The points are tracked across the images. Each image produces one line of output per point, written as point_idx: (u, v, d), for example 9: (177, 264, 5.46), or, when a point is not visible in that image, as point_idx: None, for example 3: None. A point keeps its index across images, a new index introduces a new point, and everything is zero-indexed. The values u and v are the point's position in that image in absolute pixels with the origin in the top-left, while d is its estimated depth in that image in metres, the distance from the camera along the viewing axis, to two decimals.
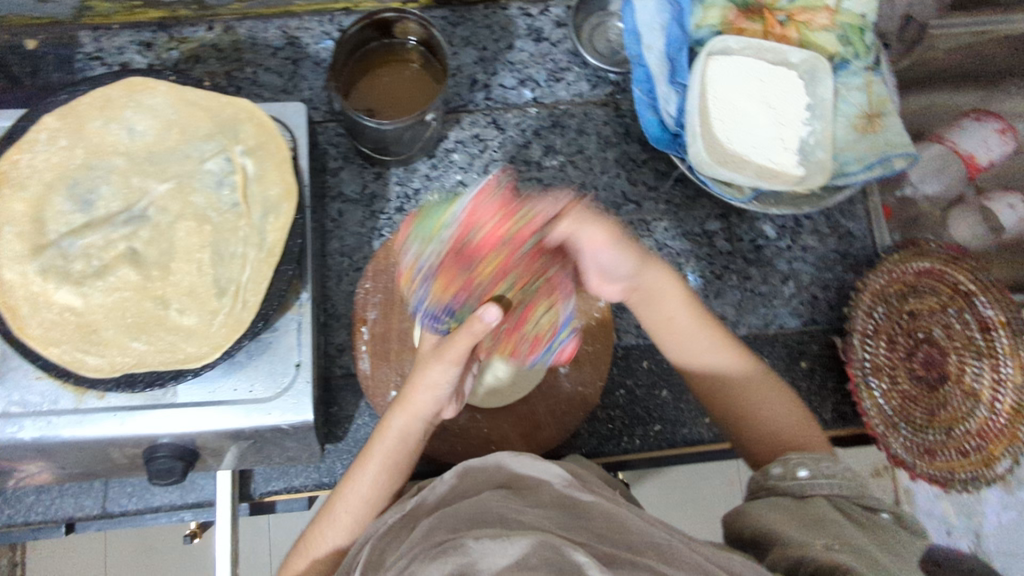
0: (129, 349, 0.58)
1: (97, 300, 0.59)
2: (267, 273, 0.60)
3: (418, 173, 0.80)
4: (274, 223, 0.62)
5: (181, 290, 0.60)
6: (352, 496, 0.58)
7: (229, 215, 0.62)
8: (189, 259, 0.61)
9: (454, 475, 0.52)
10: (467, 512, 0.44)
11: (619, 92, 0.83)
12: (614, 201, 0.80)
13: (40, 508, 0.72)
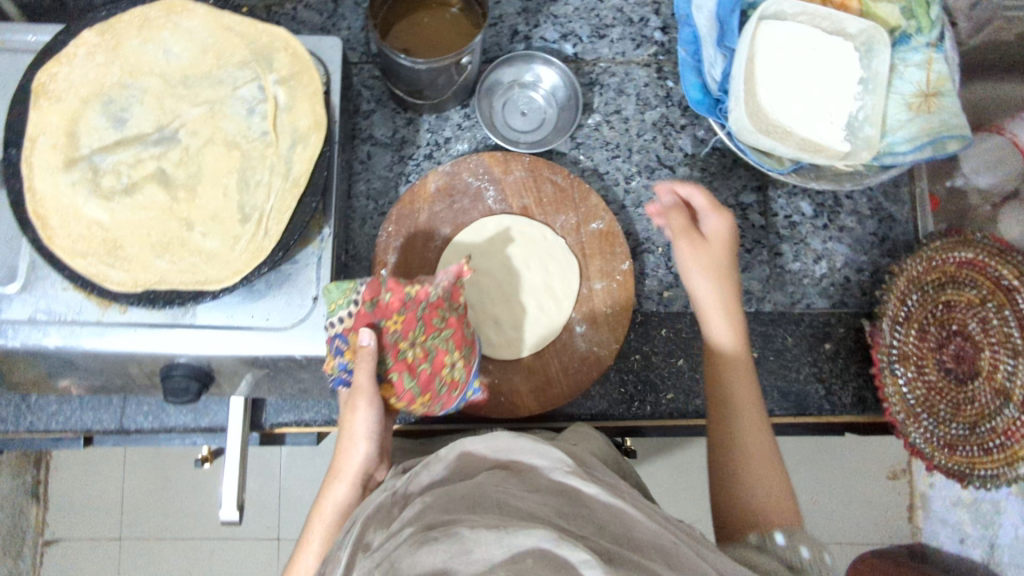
0: (152, 267, 0.59)
1: (123, 216, 0.60)
2: (291, 203, 0.60)
3: (449, 122, 0.78)
4: (301, 154, 0.61)
5: (205, 214, 0.61)
6: (313, 545, 0.56)
7: (258, 143, 0.62)
8: (215, 183, 0.61)
9: (445, 457, 0.49)
10: (462, 498, 0.42)
11: (663, 54, 0.79)
12: (648, 165, 0.77)
13: (61, 418, 0.74)
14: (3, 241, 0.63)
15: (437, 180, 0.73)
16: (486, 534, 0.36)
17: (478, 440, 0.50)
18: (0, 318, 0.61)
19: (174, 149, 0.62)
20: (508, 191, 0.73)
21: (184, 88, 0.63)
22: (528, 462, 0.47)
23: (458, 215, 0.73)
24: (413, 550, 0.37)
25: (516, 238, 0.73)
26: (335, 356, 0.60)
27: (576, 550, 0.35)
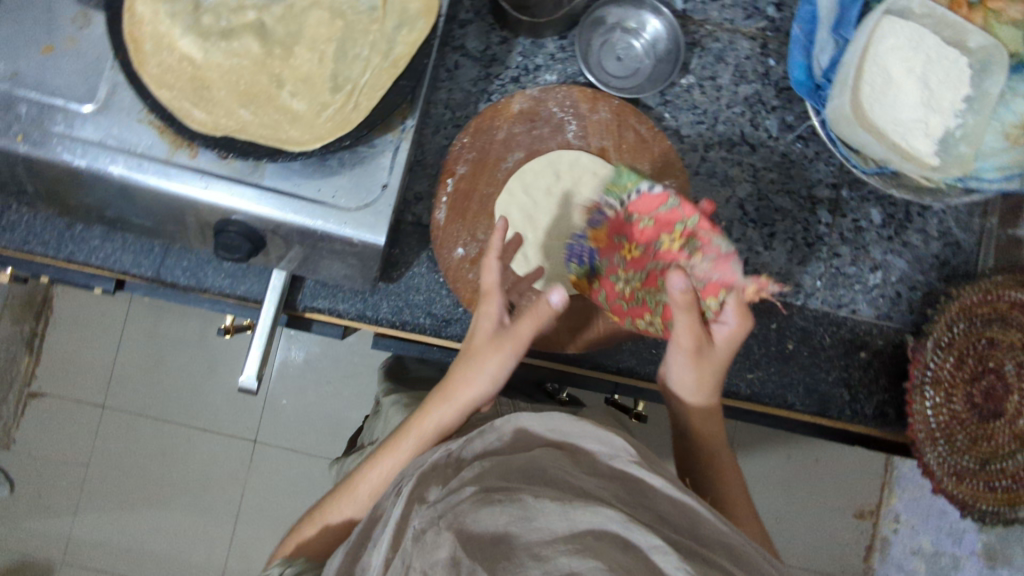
0: (236, 115, 0.58)
1: (216, 58, 0.59)
2: (386, 82, 0.59)
3: (543, 50, 0.76)
4: (405, 37, 0.60)
5: (297, 75, 0.60)
6: (399, 453, 0.59)
7: (363, 17, 0.61)
8: (313, 47, 0.60)
9: (500, 428, 0.52)
10: (519, 469, 0.47)
11: (772, 31, 0.77)
12: (730, 138, 0.76)
13: (102, 254, 0.74)
14: (96, 56, 0.63)
15: (521, 102, 0.72)
16: (550, 508, 0.42)
17: (534, 417, 0.53)
18: (74, 135, 0.61)
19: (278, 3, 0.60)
20: (589, 130, 0.72)
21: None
22: (583, 446, 0.51)
23: (536, 142, 0.72)
24: (479, 509, 0.43)
25: (580, 171, 0.72)
26: (592, 224, 0.71)
27: (646, 537, 0.41)
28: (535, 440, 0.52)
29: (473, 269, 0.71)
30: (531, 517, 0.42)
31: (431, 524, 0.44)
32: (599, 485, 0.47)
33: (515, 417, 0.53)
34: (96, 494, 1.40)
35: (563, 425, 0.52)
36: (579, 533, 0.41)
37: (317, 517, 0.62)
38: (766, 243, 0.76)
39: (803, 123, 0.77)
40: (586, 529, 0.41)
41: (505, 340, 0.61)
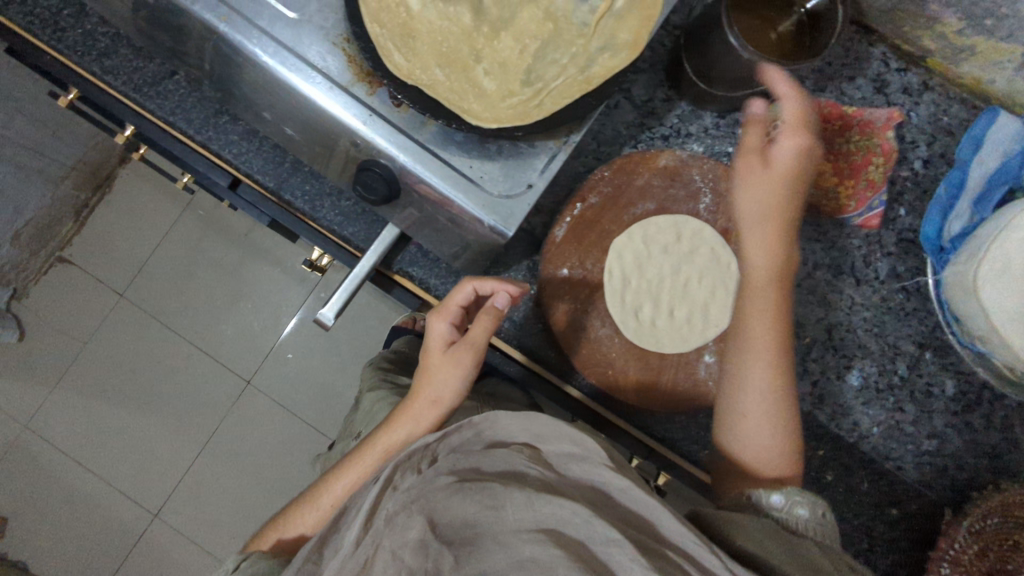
0: (430, 72, 0.62)
1: (429, 16, 0.63)
2: (573, 94, 0.62)
3: (699, 121, 0.80)
4: (604, 60, 0.63)
5: (495, 58, 0.64)
6: (365, 462, 0.64)
7: (573, 29, 0.64)
8: (518, 38, 0.65)
9: (476, 426, 0.54)
10: (491, 471, 0.49)
11: (911, 183, 0.80)
12: (839, 265, 0.79)
13: (235, 150, 0.77)
14: None
15: (669, 158, 0.74)
16: (517, 497, 0.44)
17: (513, 418, 0.54)
18: (270, 33, 0.65)
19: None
20: (720, 209, 0.75)
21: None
22: (557, 446, 0.52)
23: (668, 200, 0.75)
24: (450, 497, 0.46)
25: (699, 244, 0.74)
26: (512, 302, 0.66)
27: (605, 529, 0.42)
28: (511, 440, 0.53)
29: (569, 291, 0.72)
30: (499, 505, 0.44)
31: (403, 510, 0.48)
32: (569, 486, 0.48)
33: (493, 418, 0.54)
34: (85, 370, 1.48)
35: (538, 426, 0.53)
36: (541, 516, 0.43)
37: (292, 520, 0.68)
38: (840, 374, 0.78)
39: (912, 277, 0.79)
40: (548, 521, 0.43)
41: (464, 353, 0.63)
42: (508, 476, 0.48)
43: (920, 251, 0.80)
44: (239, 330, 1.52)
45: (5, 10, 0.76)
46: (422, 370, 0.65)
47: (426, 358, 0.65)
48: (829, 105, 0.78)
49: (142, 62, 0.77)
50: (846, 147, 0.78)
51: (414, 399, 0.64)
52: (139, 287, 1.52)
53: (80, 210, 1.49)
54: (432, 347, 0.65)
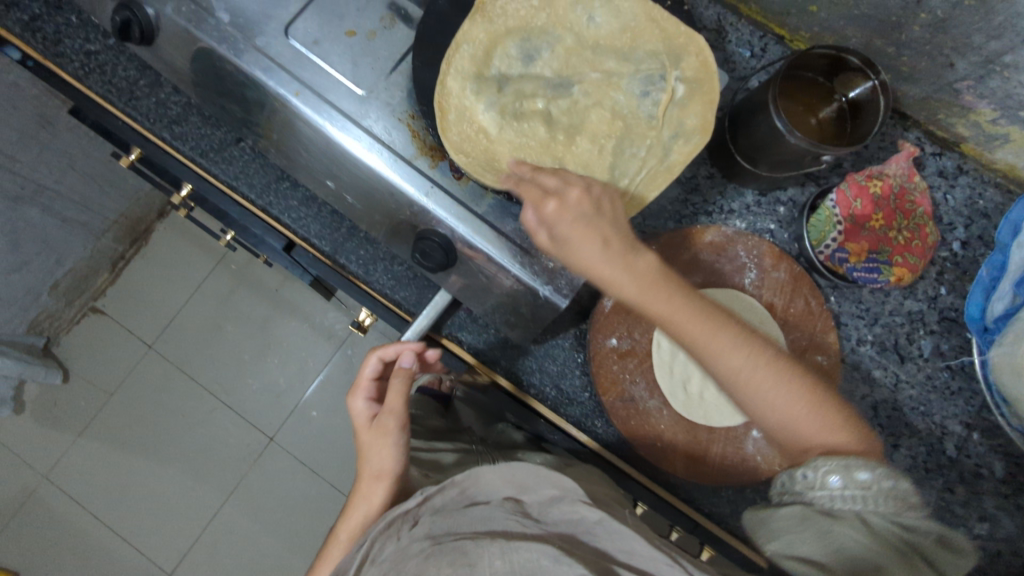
0: (501, 157, 0.65)
1: (505, 120, 0.66)
2: (659, 183, 0.66)
3: (741, 198, 0.82)
4: (681, 147, 0.65)
5: (578, 160, 0.66)
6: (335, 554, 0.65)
7: (643, 122, 0.66)
8: (594, 138, 0.66)
9: (458, 484, 0.56)
10: (470, 525, 0.51)
11: (950, 262, 0.82)
12: (883, 343, 0.81)
13: (294, 215, 0.80)
14: (388, 54, 0.71)
15: (715, 235, 0.77)
16: (490, 552, 0.46)
17: (494, 471, 0.57)
18: (339, 109, 0.68)
19: (568, 96, 0.67)
20: (765, 284, 0.77)
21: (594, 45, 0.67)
22: (545, 490, 0.56)
23: (715, 274, 0.77)
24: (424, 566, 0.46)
25: (745, 317, 0.75)
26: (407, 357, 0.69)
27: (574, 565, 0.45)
28: (493, 494, 0.56)
29: (618, 361, 0.73)
30: (472, 563, 0.45)
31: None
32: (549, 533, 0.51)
33: (476, 473, 0.57)
34: (109, 423, 1.48)
35: (523, 474, 0.57)
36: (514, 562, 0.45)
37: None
38: (887, 452, 0.78)
39: (955, 356, 0.81)
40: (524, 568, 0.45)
41: (383, 421, 0.65)
42: (486, 526, 0.51)
43: (962, 329, 0.81)
44: (265, 385, 1.53)
45: (84, 79, 0.81)
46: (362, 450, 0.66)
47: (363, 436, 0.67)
48: (861, 199, 0.75)
49: (209, 129, 0.81)
50: (897, 236, 0.76)
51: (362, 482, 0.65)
52: (168, 339, 1.53)
53: (116, 261, 1.53)
54: (365, 424, 0.68)
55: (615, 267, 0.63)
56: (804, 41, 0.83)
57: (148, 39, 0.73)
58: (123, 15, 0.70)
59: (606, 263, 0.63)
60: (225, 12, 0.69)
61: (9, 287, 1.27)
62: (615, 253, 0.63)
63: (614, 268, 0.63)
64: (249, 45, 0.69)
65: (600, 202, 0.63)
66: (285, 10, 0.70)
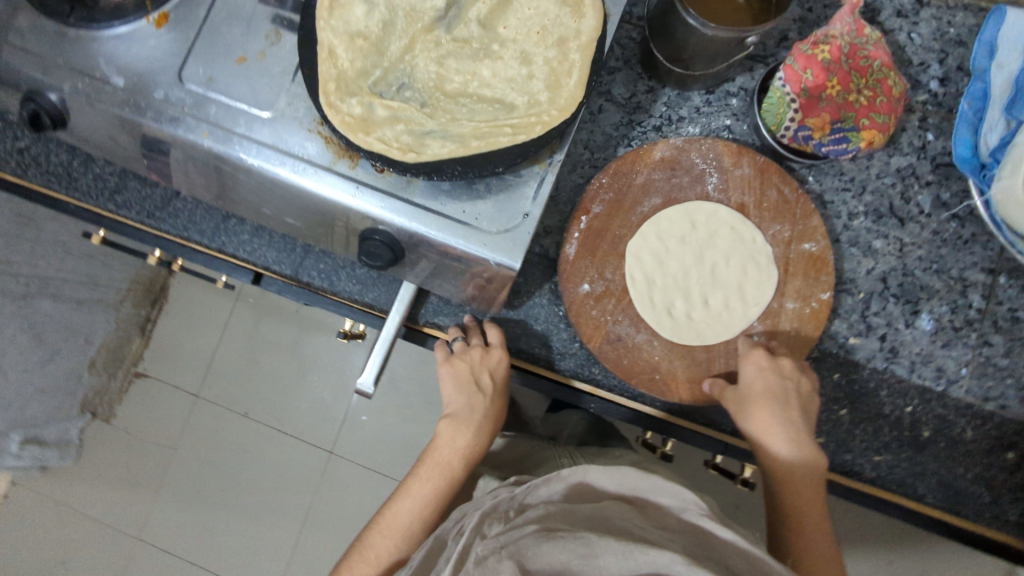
0: (412, 132, 0.63)
1: (407, 93, 0.65)
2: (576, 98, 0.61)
3: (689, 102, 0.77)
4: (584, 64, 0.61)
5: (485, 113, 0.63)
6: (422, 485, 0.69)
7: (547, 54, 0.63)
8: (504, 84, 0.64)
9: (566, 478, 0.58)
10: (578, 519, 0.51)
11: (933, 104, 0.75)
12: (877, 209, 0.74)
13: (249, 249, 0.81)
14: (281, 69, 0.69)
15: (664, 149, 0.72)
16: (612, 547, 0.44)
17: (603, 471, 0.58)
18: (249, 136, 0.67)
19: (475, 62, 0.65)
20: (730, 185, 0.72)
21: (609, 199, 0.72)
22: (657, 499, 0.54)
23: (675, 190, 0.72)
24: (540, 543, 0.46)
25: (715, 227, 0.72)
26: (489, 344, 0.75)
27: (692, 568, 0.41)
28: (603, 492, 0.56)
29: (596, 306, 0.71)
30: (589, 555, 0.44)
31: (494, 555, 0.49)
32: (659, 531, 0.49)
33: (584, 470, 0.58)
34: (179, 475, 1.56)
35: (633, 479, 0.56)
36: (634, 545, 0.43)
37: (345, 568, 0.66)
38: (908, 321, 0.73)
39: (960, 202, 0.74)
40: (646, 571, 0.42)
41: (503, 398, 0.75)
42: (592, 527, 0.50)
43: (962, 173, 0.74)
44: (311, 404, 1.57)
45: (24, 176, 0.82)
46: (488, 399, 0.73)
47: (490, 382, 0.73)
48: (810, 68, 0.69)
49: (149, 190, 0.82)
50: (858, 98, 0.70)
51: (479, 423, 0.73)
52: (211, 384, 1.59)
53: (143, 324, 1.60)
54: (493, 380, 0.74)
55: (773, 424, 0.64)
56: None
57: (61, 121, 0.73)
58: (29, 107, 0.70)
59: (799, 466, 0.63)
60: (118, 76, 0.69)
61: (51, 377, 1.34)
62: (804, 444, 0.64)
63: (802, 475, 0.62)
64: (149, 100, 0.68)
65: (786, 382, 0.66)
66: (175, 55, 0.69)
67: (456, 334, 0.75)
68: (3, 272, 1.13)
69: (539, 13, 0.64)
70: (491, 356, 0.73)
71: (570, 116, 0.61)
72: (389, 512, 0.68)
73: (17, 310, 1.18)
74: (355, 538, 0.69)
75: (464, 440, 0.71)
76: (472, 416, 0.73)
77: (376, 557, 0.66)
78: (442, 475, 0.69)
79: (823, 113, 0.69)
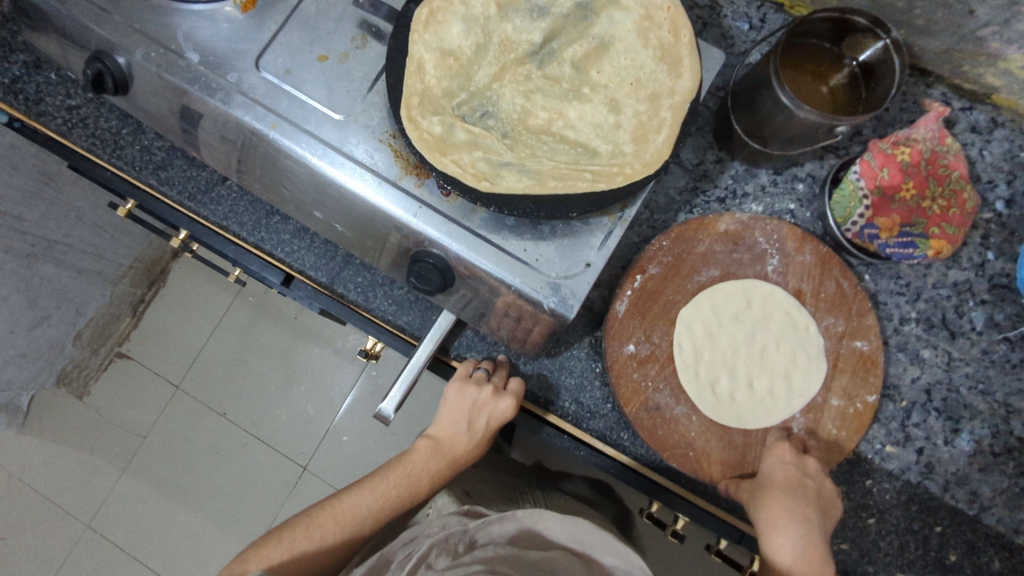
0: (488, 161, 0.61)
1: (489, 121, 0.64)
2: (661, 157, 0.60)
3: (756, 179, 0.77)
4: (673, 124, 0.60)
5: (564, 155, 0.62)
6: (381, 485, 0.66)
7: (636, 107, 0.62)
8: (588, 131, 0.63)
9: (520, 519, 0.58)
10: (526, 567, 0.51)
11: (996, 225, 0.75)
12: (930, 318, 0.73)
13: (286, 249, 0.78)
14: (362, 74, 0.68)
15: (729, 222, 0.71)
16: None
17: (559, 520, 0.58)
18: (317, 136, 0.65)
19: (562, 103, 0.64)
20: (790, 269, 0.71)
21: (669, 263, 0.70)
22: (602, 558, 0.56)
23: (734, 265, 0.71)
24: None
25: (770, 308, 0.70)
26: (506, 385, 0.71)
27: None
28: (553, 541, 0.57)
29: (638, 369, 0.68)
30: None
31: None
32: None
33: (538, 515, 0.58)
34: (144, 466, 1.48)
35: (585, 534, 0.57)
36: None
37: (285, 534, 0.62)
38: (948, 438, 0.71)
39: (1013, 326, 0.73)
40: None
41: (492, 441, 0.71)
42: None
43: (1018, 297, 0.73)
44: (294, 415, 1.51)
45: (69, 134, 0.79)
46: (475, 440, 0.69)
47: (483, 427, 0.69)
48: (887, 168, 0.70)
49: (195, 171, 0.79)
50: (931, 206, 0.70)
51: (460, 455, 0.69)
52: (196, 377, 1.53)
53: (137, 304, 1.53)
54: (488, 424, 0.69)
55: (786, 519, 0.61)
56: (806, 6, 0.77)
57: (123, 87, 0.71)
58: (95, 67, 0.68)
59: (802, 562, 0.58)
60: (195, 53, 0.67)
61: (33, 343, 1.28)
62: (818, 550, 0.59)
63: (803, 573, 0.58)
64: (221, 82, 0.66)
65: (808, 480, 0.63)
66: (255, 42, 0.68)
67: (486, 365, 0.73)
68: (12, 227, 1.09)
69: (635, 65, 0.63)
70: (499, 403, 0.69)
71: (652, 173, 0.59)
72: (346, 500, 0.65)
73: (18, 268, 1.13)
74: (302, 511, 0.65)
75: (437, 466, 0.68)
76: (453, 449, 0.68)
77: (316, 538, 0.63)
78: (407, 490, 0.66)
79: (896, 213, 0.70)
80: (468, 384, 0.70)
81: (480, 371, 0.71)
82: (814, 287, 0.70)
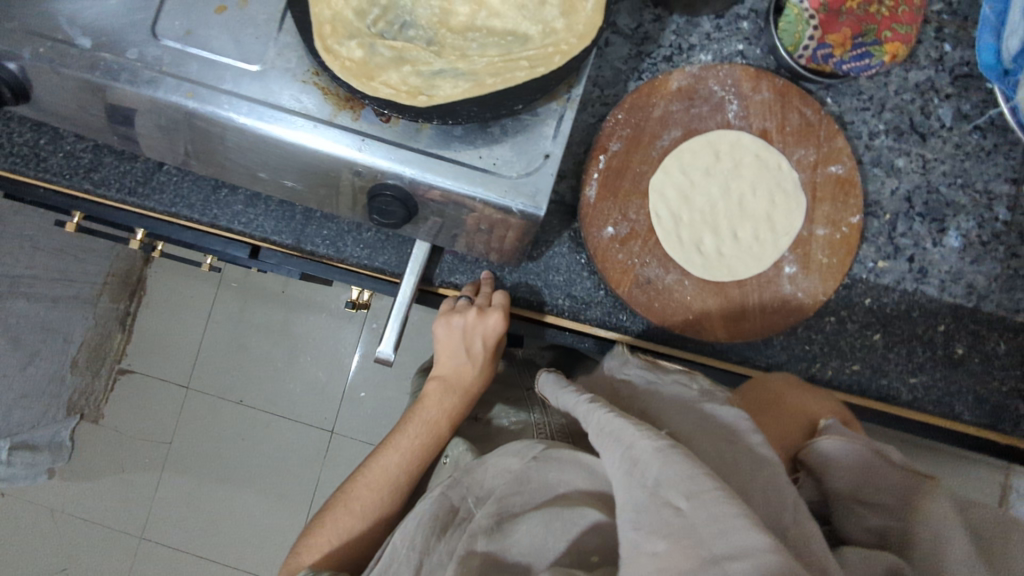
0: (421, 75, 0.58)
1: (410, 34, 0.60)
2: (597, 21, 0.57)
3: (699, 29, 0.73)
4: None
5: (496, 49, 0.59)
6: (407, 439, 0.67)
7: None
8: (516, 19, 0.60)
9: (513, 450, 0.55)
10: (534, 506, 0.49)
11: (948, 14, 0.74)
12: (898, 126, 0.73)
13: (244, 220, 0.76)
14: (266, 17, 0.63)
15: (681, 79, 0.69)
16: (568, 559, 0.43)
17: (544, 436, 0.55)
18: (238, 93, 0.62)
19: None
20: (751, 110, 0.69)
21: (631, 139, 0.68)
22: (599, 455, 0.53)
23: (694, 121, 0.69)
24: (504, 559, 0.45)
25: (739, 159, 0.69)
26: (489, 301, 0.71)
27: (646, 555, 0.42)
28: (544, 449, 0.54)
29: (622, 250, 0.68)
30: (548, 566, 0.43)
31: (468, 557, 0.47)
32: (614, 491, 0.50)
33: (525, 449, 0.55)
34: (177, 470, 1.51)
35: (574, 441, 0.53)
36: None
37: (327, 517, 0.64)
38: (936, 239, 0.73)
39: (981, 114, 0.74)
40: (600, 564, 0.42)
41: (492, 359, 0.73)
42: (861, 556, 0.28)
43: (981, 83, 0.74)
44: (307, 386, 1.52)
45: None
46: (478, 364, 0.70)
47: (482, 349, 0.70)
48: None
49: (127, 165, 0.76)
50: (879, 9, 0.67)
51: (470, 385, 0.70)
52: (200, 375, 1.52)
53: (123, 318, 1.51)
54: (485, 345, 0.71)
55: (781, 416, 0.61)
56: None
57: (24, 96, 0.66)
58: None
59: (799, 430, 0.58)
60: (84, 37, 0.62)
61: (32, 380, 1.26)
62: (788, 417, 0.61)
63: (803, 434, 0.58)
64: (122, 62, 0.62)
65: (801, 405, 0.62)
66: (147, 9, 0.63)
67: (466, 290, 0.72)
68: None
69: None
70: (487, 320, 0.69)
71: (591, 43, 0.56)
72: (374, 465, 0.66)
73: None
74: (337, 491, 0.66)
75: (452, 401, 0.69)
76: (462, 380, 0.70)
77: (361, 509, 0.64)
78: (429, 435, 0.67)
79: (847, 22, 0.67)
80: (453, 314, 0.70)
81: (462, 298, 0.71)
82: (776, 126, 0.69)
